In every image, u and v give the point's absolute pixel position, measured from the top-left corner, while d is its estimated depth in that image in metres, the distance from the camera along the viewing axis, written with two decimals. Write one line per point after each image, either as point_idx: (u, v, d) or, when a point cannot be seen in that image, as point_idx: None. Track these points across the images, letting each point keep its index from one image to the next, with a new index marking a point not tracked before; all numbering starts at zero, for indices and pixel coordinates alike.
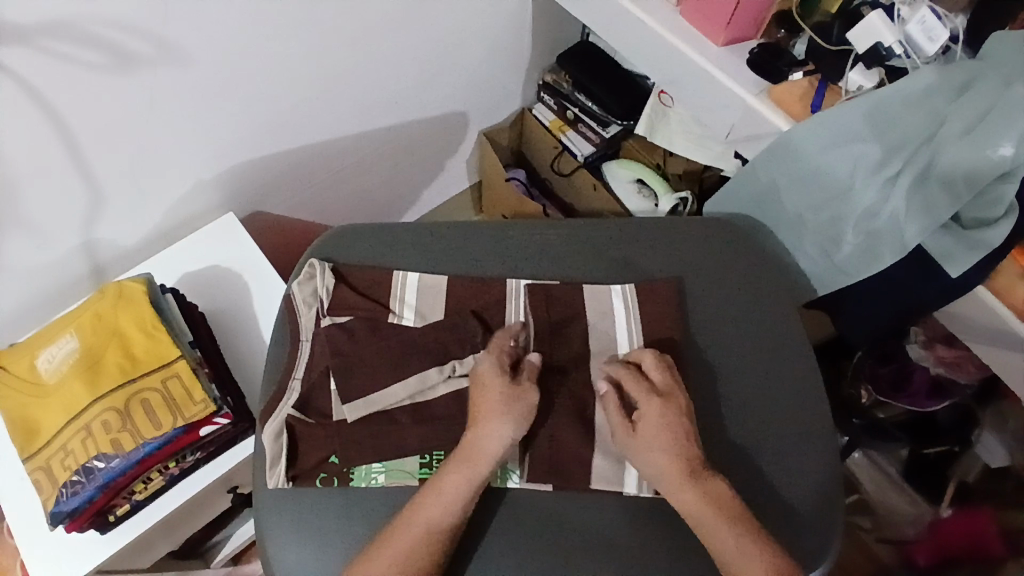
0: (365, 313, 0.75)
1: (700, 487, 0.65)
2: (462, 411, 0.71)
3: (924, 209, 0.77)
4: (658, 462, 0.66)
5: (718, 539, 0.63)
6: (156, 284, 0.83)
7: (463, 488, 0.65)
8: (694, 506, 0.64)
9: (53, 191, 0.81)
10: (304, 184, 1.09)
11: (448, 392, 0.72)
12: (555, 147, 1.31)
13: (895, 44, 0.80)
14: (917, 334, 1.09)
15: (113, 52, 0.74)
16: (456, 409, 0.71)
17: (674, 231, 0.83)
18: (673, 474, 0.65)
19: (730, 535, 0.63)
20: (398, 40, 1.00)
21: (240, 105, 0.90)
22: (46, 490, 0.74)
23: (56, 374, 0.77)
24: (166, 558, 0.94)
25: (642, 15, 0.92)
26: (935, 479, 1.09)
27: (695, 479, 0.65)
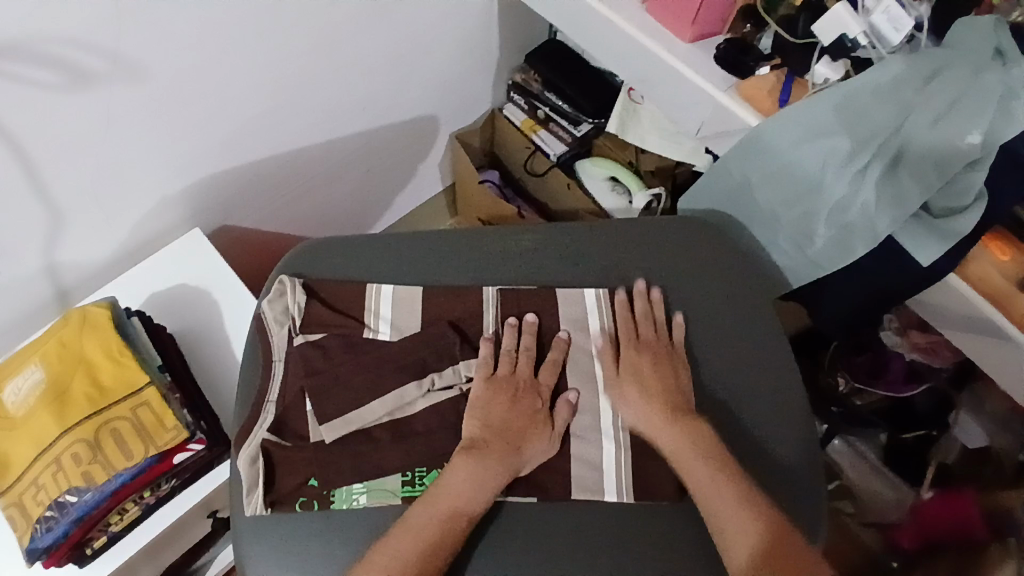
0: (340, 329, 0.74)
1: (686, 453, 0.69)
2: (442, 426, 0.71)
3: (893, 200, 0.78)
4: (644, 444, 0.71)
5: (722, 493, 0.67)
6: (121, 308, 0.81)
7: (488, 489, 0.66)
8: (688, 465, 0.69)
9: (9, 217, 0.78)
10: (272, 195, 1.07)
11: (427, 406, 0.72)
12: (527, 147, 1.29)
13: (860, 35, 0.79)
14: (892, 322, 1.09)
15: (63, 70, 0.71)
16: (435, 424, 0.71)
17: (648, 232, 0.83)
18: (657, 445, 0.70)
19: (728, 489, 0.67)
20: (364, 45, 0.98)
21: (203, 118, 0.87)
22: (21, 526, 0.72)
23: (23, 407, 0.75)
24: None
25: (608, 13, 0.91)
26: (915, 462, 1.11)
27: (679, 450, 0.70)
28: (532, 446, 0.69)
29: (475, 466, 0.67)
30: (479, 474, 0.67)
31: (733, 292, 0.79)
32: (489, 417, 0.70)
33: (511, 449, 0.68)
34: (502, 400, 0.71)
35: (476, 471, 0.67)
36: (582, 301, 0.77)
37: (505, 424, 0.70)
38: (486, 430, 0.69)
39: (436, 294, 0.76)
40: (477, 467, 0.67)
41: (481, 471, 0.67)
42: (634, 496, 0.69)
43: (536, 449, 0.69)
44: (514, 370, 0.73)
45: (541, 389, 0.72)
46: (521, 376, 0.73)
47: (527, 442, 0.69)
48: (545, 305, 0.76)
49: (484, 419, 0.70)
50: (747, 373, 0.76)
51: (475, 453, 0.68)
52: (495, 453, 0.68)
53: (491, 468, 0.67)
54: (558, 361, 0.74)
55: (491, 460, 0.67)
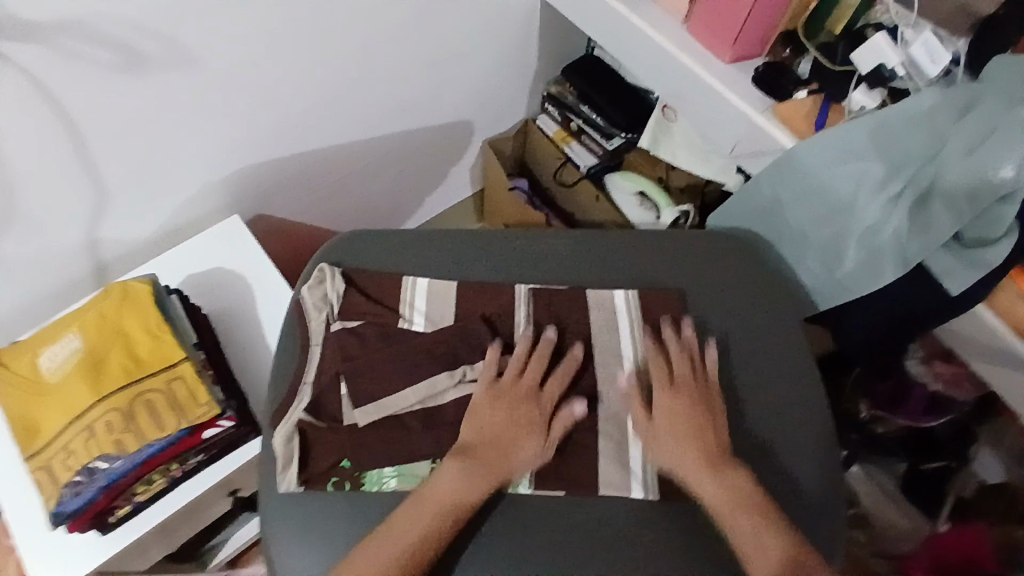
0: (376, 317, 0.76)
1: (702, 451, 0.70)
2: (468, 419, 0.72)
3: (923, 228, 0.78)
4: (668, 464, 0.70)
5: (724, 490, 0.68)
6: (162, 285, 0.83)
7: (474, 495, 0.67)
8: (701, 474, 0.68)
9: (60, 189, 0.81)
10: (309, 189, 1.10)
11: (458, 397, 0.73)
12: (559, 157, 1.31)
13: (899, 66, 0.82)
14: (916, 350, 1.07)
15: (121, 50, 0.74)
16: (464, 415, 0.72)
17: (681, 245, 0.84)
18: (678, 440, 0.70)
19: (736, 504, 0.67)
20: (407, 48, 1.01)
21: (249, 107, 0.90)
22: (48, 489, 0.74)
23: (60, 374, 0.77)
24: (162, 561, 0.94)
25: (649, 31, 0.93)
26: (933, 493, 1.11)
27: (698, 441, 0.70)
28: (527, 460, 0.70)
29: (465, 470, 0.68)
30: (462, 488, 0.67)
31: (762, 311, 0.80)
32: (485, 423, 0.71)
33: (501, 456, 0.69)
34: (502, 408, 0.72)
35: (466, 475, 0.68)
36: (613, 304, 0.78)
37: (498, 430, 0.71)
38: (479, 436, 0.70)
39: (469, 290, 0.78)
40: (467, 471, 0.68)
41: (470, 475, 0.68)
42: (659, 492, 0.70)
43: (526, 456, 0.70)
44: (518, 378, 0.74)
45: (542, 399, 0.72)
46: (525, 385, 0.73)
47: (519, 449, 0.70)
48: (577, 308, 0.78)
49: (479, 424, 0.71)
50: (771, 389, 0.76)
51: (467, 460, 0.68)
52: (485, 460, 0.69)
53: (478, 474, 0.68)
54: (567, 375, 0.74)
55: (480, 466, 0.68)
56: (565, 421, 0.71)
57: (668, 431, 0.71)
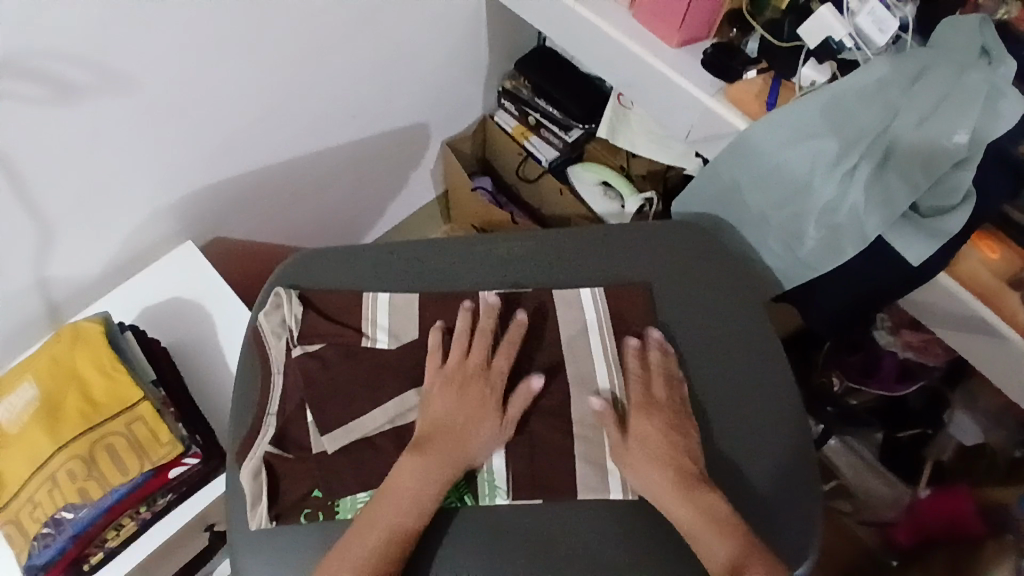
0: (336, 339, 0.74)
1: (664, 462, 0.68)
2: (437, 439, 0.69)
3: (882, 200, 0.78)
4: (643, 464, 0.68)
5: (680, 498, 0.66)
6: (113, 323, 0.81)
7: (434, 487, 0.66)
8: (659, 481, 0.67)
9: (1, 231, 0.78)
10: (263, 208, 1.07)
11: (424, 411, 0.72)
12: (519, 153, 1.29)
13: (846, 37, 0.81)
14: (883, 321, 1.09)
15: (48, 84, 0.71)
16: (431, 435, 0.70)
17: (647, 234, 0.83)
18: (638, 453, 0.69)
19: (685, 504, 0.66)
20: (353, 56, 0.99)
21: (193, 131, 0.88)
22: (18, 543, 0.72)
23: (16, 424, 0.74)
24: None
25: (595, 20, 0.92)
26: (910, 460, 1.12)
27: (660, 455, 0.68)
28: (489, 441, 0.69)
29: (423, 462, 0.67)
30: (414, 485, 0.66)
31: (728, 298, 0.80)
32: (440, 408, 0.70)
33: (459, 438, 0.68)
34: (452, 391, 0.71)
35: (423, 467, 0.67)
36: (579, 299, 0.77)
37: (454, 413, 0.69)
38: (435, 422, 0.69)
39: (430, 302, 0.77)
40: (426, 462, 0.67)
41: (429, 463, 0.67)
42: (637, 493, 0.69)
43: (485, 435, 0.69)
44: (466, 357, 0.73)
45: (492, 375, 0.72)
46: (472, 363, 0.72)
47: (477, 429, 0.69)
48: (544, 313, 0.77)
49: (434, 409, 0.70)
50: (739, 376, 0.76)
51: (422, 453, 0.67)
52: (443, 443, 0.68)
53: (438, 459, 0.67)
54: (513, 343, 0.73)
55: (438, 452, 0.67)
56: (523, 396, 0.71)
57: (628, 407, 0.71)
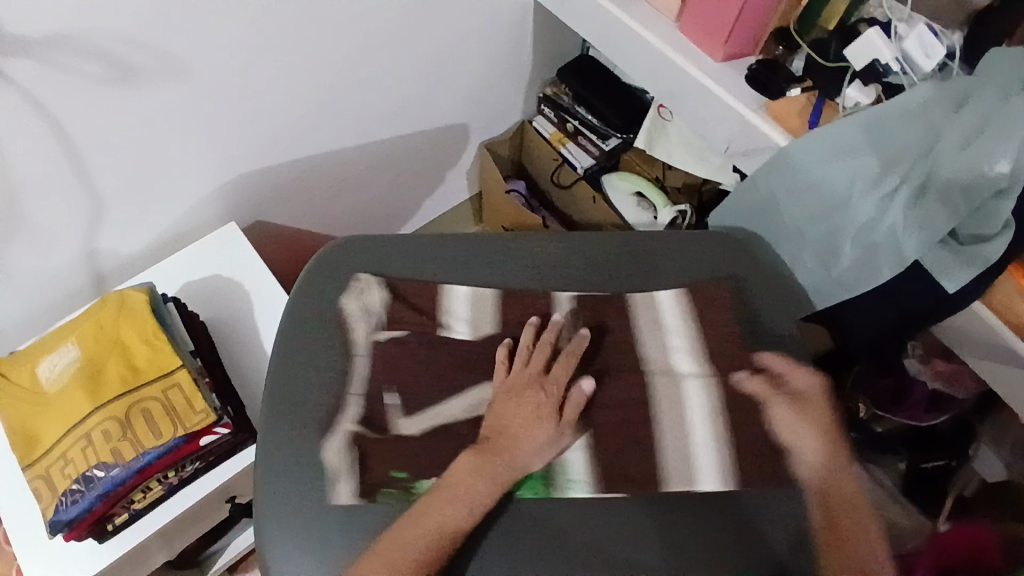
0: (414, 327, 0.77)
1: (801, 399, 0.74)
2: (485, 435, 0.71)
3: (921, 223, 0.78)
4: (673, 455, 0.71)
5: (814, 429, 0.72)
6: (158, 293, 0.83)
7: (485, 486, 0.67)
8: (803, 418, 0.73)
9: (56, 200, 0.81)
10: (304, 196, 1.10)
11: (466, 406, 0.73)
12: (555, 159, 1.31)
13: (892, 61, 0.81)
14: (916, 349, 1.05)
15: (114, 63, 0.74)
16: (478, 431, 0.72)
17: (684, 242, 0.85)
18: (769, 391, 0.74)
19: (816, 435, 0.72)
20: (401, 54, 1.02)
21: (244, 118, 0.91)
22: (47, 498, 0.74)
23: (57, 383, 0.77)
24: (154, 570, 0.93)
25: (641, 31, 0.93)
26: (935, 491, 1.10)
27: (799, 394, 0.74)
28: (542, 447, 0.70)
29: (479, 462, 0.68)
30: (486, 478, 0.67)
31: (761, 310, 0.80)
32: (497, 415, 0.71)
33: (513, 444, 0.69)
34: (512, 399, 0.72)
35: (479, 467, 0.67)
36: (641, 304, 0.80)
37: (510, 419, 0.70)
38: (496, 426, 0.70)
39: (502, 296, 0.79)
40: (480, 461, 0.68)
41: (486, 465, 0.68)
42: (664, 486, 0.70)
43: (531, 443, 0.69)
44: (527, 366, 0.74)
45: (547, 387, 0.72)
46: (532, 371, 0.73)
47: (527, 437, 0.70)
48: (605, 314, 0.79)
49: (499, 415, 0.71)
50: None
51: (483, 451, 0.69)
52: (499, 448, 0.69)
53: (494, 462, 0.68)
54: (574, 355, 0.74)
55: (494, 456, 0.68)
56: (575, 401, 0.71)
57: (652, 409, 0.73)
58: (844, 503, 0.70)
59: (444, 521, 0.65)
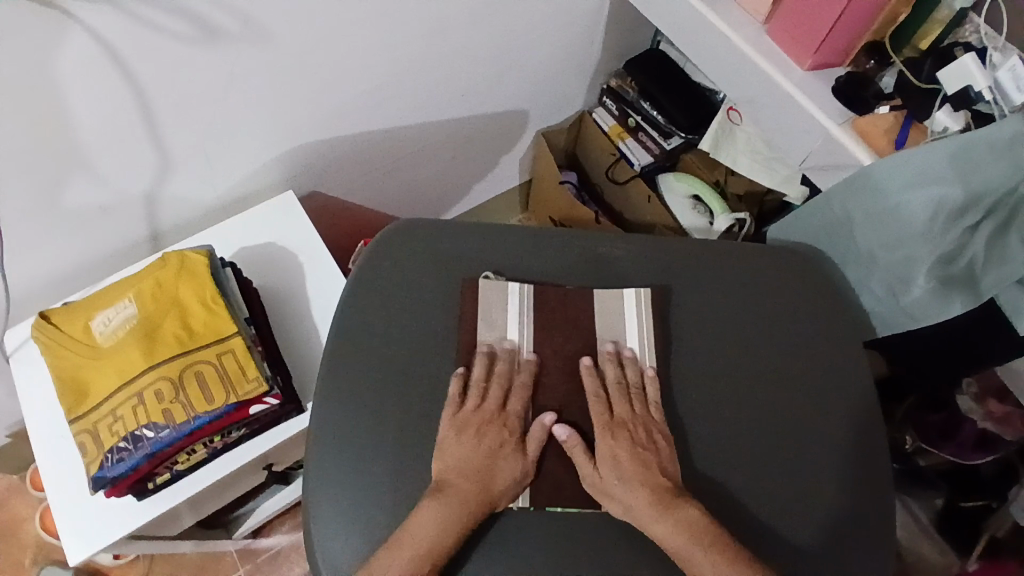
0: (500, 363, 0.73)
1: (673, 516, 0.64)
2: (473, 467, 0.67)
3: (1000, 260, 0.76)
4: (627, 499, 0.66)
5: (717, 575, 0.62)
6: (216, 258, 0.83)
7: (455, 529, 0.64)
8: (669, 535, 0.64)
9: (124, 155, 0.80)
10: (361, 170, 1.09)
11: (487, 447, 0.68)
12: (612, 154, 1.28)
13: (986, 89, 0.77)
14: (970, 385, 1.00)
15: (193, 22, 0.72)
16: (474, 461, 0.67)
17: (757, 254, 0.81)
18: (643, 506, 0.65)
19: (710, 562, 0.62)
20: (476, 36, 0.99)
21: (314, 87, 0.89)
22: (91, 453, 0.73)
23: (111, 338, 0.76)
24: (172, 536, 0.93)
25: (727, 31, 0.89)
26: (966, 532, 1.07)
27: (670, 509, 0.65)
28: (512, 467, 0.68)
29: (442, 507, 0.64)
30: (424, 528, 0.63)
31: (830, 334, 0.77)
32: (590, 470, 0.68)
33: (480, 484, 0.66)
34: (468, 436, 0.69)
35: (444, 509, 0.64)
36: (620, 303, 0.77)
37: (466, 455, 0.67)
38: (458, 468, 0.67)
39: (561, 297, 0.77)
40: (444, 506, 0.64)
41: (449, 511, 0.64)
42: None
43: (508, 472, 0.67)
44: (481, 403, 0.71)
45: (474, 401, 0.71)
46: (489, 406, 0.70)
47: (498, 473, 0.67)
48: (565, 312, 0.76)
49: (452, 455, 0.68)
50: (828, 416, 0.73)
51: (443, 495, 0.65)
52: (463, 493, 0.65)
53: (459, 510, 0.64)
54: (502, 375, 0.72)
55: (457, 501, 0.65)
56: (538, 434, 0.70)
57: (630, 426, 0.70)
58: (675, 545, 0.63)
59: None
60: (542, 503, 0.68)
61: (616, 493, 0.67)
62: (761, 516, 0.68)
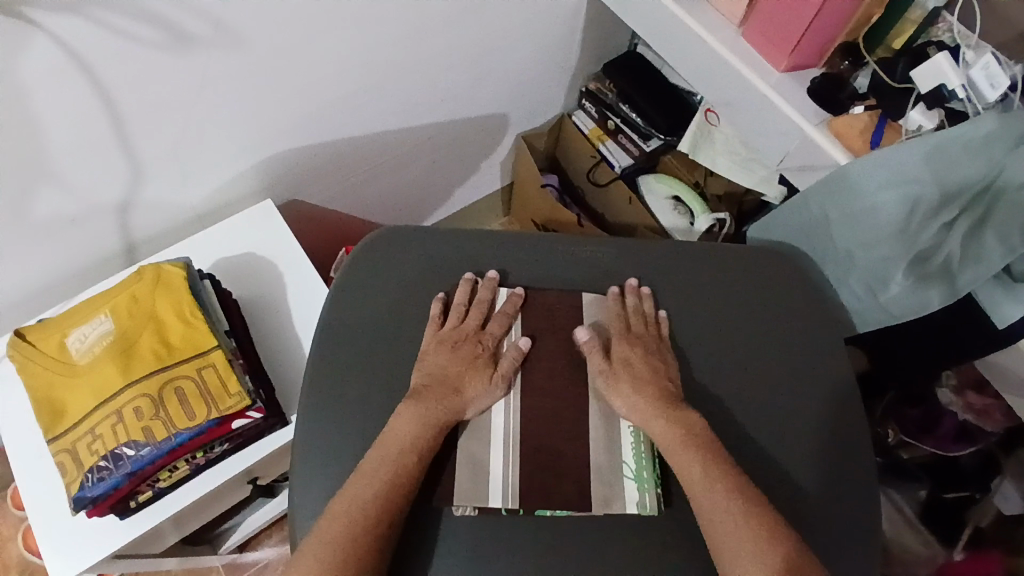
0: (482, 291, 0.77)
1: (670, 417, 0.68)
2: (453, 372, 0.71)
3: (974, 257, 0.75)
4: (631, 399, 0.71)
5: (705, 480, 0.64)
6: (194, 270, 0.82)
7: (427, 430, 0.67)
8: (662, 434, 0.68)
9: (96, 164, 0.79)
10: (341, 177, 1.08)
11: (462, 355, 0.72)
12: (593, 156, 1.29)
13: (959, 87, 0.78)
14: (949, 378, 1.03)
15: (162, 28, 0.70)
16: (451, 367, 0.71)
17: (738, 254, 0.82)
18: (645, 403, 0.70)
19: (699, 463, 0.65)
20: (453, 39, 0.99)
21: (290, 92, 0.88)
22: (71, 474, 0.72)
23: (88, 355, 0.75)
24: (155, 554, 0.91)
25: (702, 34, 0.90)
26: (950, 521, 1.09)
27: (668, 411, 0.69)
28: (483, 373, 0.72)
29: (419, 408, 0.68)
30: (400, 434, 0.67)
31: (812, 332, 0.78)
32: (601, 368, 0.73)
33: (450, 395, 0.70)
34: (446, 348, 0.73)
35: (418, 414, 0.68)
36: (609, 313, 0.77)
37: (445, 366, 0.71)
38: (433, 376, 0.71)
39: (545, 304, 0.77)
40: (420, 408, 0.68)
41: (425, 414, 0.68)
42: (658, 510, 0.67)
43: (477, 388, 0.71)
44: (462, 322, 0.75)
45: (458, 317, 0.75)
46: (467, 327, 0.74)
47: (468, 383, 0.71)
48: (553, 321, 0.76)
49: (429, 365, 0.72)
50: (813, 414, 0.74)
51: (419, 398, 0.69)
52: (437, 396, 0.69)
53: (432, 411, 0.68)
54: (484, 302, 0.76)
55: (433, 403, 0.69)
56: (513, 355, 0.73)
57: (630, 354, 0.73)
58: (665, 443, 0.68)
59: (358, 506, 0.62)
60: (532, 509, 0.67)
61: (623, 395, 0.71)
62: None
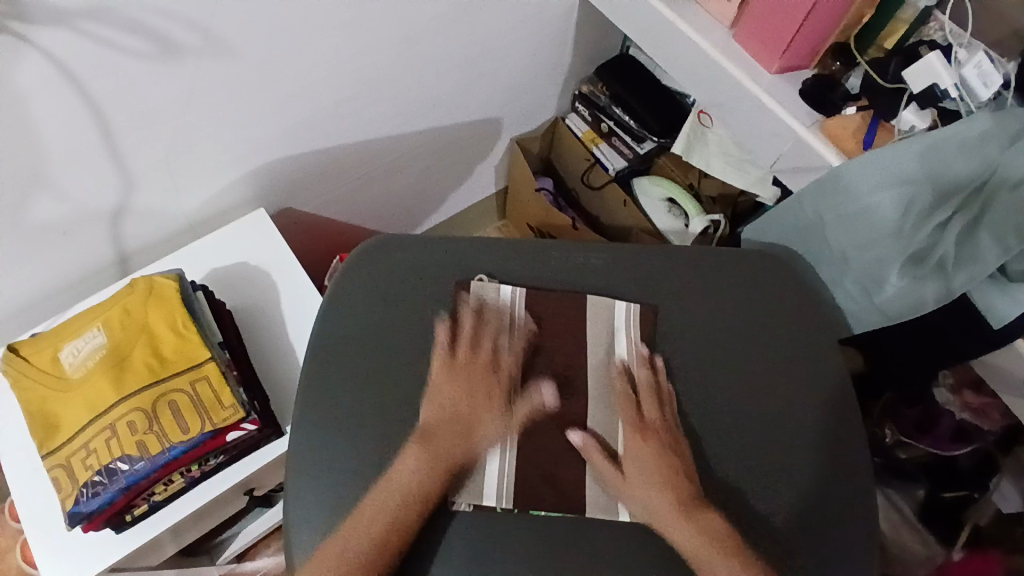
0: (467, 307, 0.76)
1: (697, 523, 0.65)
2: (444, 425, 0.69)
3: (968, 260, 0.73)
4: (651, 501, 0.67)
5: None
6: (187, 281, 0.82)
7: (432, 482, 0.66)
8: (694, 545, 0.64)
9: (86, 177, 0.78)
10: (333, 185, 1.08)
11: (450, 405, 0.70)
12: (587, 159, 1.29)
13: (952, 86, 0.77)
14: (946, 377, 1.02)
15: (150, 40, 0.70)
16: (448, 412, 0.70)
17: (731, 258, 0.81)
18: (667, 510, 0.66)
19: (722, 565, 0.63)
20: (443, 45, 0.99)
21: (280, 101, 0.88)
22: (65, 488, 0.71)
23: (81, 369, 0.74)
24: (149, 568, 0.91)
25: (693, 37, 0.90)
26: (951, 522, 1.09)
27: (691, 515, 0.65)
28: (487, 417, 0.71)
29: (425, 450, 0.68)
30: (401, 484, 0.66)
31: (805, 334, 0.77)
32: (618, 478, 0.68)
33: (462, 438, 0.69)
34: (453, 386, 0.71)
35: (423, 460, 0.67)
36: (611, 317, 0.77)
37: (446, 408, 0.70)
38: (445, 416, 0.70)
39: (549, 306, 0.77)
40: (427, 451, 0.68)
41: (429, 461, 0.67)
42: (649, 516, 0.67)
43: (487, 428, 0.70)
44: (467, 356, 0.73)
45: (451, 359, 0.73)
46: (470, 362, 0.73)
47: (477, 428, 0.70)
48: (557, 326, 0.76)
49: (436, 404, 0.70)
50: (807, 417, 0.73)
51: (424, 442, 0.68)
52: (441, 444, 0.68)
53: (438, 458, 0.67)
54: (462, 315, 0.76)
55: (439, 448, 0.68)
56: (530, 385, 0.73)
57: (644, 455, 0.69)
58: (695, 555, 0.64)
59: (363, 553, 0.62)
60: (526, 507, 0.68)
61: (639, 495, 0.67)
62: (745, 518, 0.68)
